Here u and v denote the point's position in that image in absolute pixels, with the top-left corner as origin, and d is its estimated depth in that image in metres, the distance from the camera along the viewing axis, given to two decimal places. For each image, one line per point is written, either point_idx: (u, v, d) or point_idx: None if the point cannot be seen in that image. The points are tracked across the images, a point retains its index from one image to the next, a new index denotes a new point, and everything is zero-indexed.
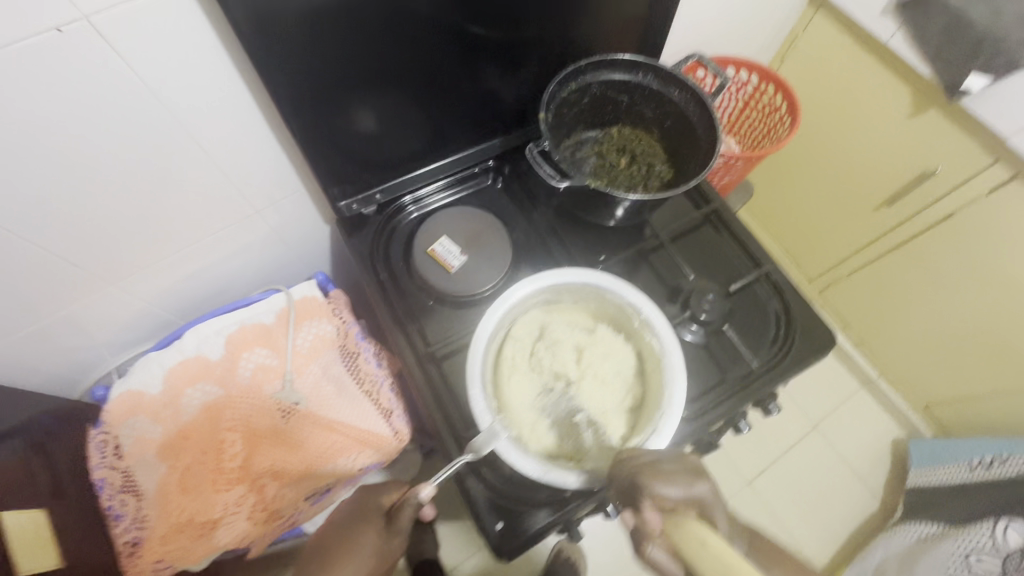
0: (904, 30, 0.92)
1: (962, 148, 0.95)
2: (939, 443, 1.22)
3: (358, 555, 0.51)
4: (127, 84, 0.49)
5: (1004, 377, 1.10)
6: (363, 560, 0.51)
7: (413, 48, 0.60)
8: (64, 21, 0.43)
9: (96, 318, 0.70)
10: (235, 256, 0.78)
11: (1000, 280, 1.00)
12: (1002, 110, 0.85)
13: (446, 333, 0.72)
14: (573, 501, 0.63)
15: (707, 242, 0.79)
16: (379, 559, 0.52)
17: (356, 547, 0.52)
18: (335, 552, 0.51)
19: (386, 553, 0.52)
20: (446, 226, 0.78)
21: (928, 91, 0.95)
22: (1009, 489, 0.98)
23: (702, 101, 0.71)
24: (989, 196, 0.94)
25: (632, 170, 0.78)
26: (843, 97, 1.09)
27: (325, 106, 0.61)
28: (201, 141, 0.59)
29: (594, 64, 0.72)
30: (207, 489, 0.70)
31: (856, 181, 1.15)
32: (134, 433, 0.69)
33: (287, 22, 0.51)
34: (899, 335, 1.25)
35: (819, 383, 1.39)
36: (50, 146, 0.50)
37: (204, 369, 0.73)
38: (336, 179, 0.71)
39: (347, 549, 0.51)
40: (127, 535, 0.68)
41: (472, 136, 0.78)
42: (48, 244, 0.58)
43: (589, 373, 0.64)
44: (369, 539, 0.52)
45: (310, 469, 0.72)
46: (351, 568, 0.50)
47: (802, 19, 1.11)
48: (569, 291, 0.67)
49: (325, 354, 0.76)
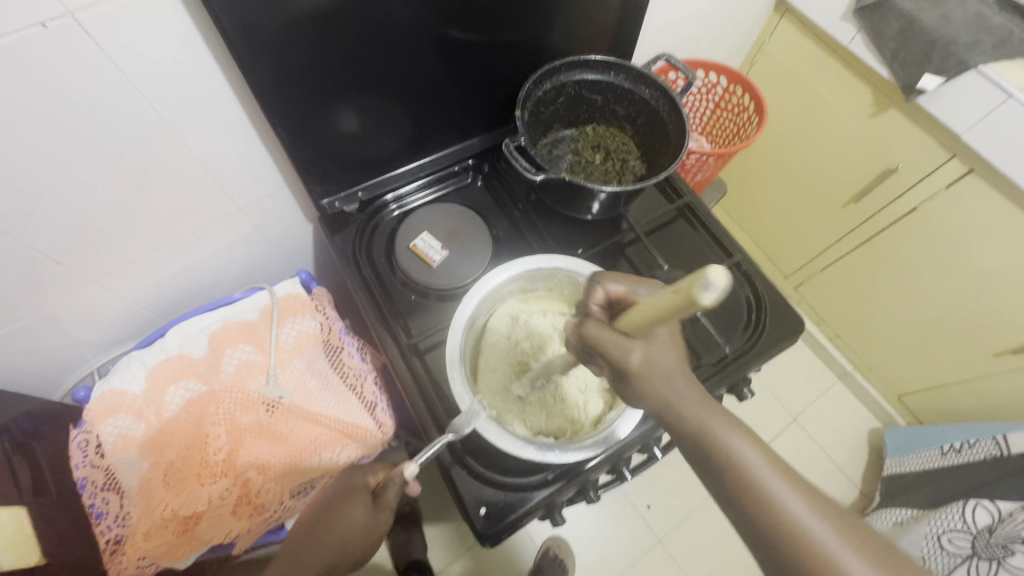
0: (863, 33, 0.97)
1: (921, 144, 0.99)
2: (911, 430, 1.27)
3: (346, 532, 0.52)
4: (112, 80, 0.51)
5: (972, 364, 1.15)
6: (349, 535, 0.52)
7: (392, 48, 0.62)
8: (50, 18, 0.44)
9: (80, 316, 0.70)
10: (218, 254, 0.79)
11: (962, 270, 1.05)
12: (954, 107, 0.89)
13: (429, 326, 0.74)
14: (556, 484, 0.64)
15: (681, 234, 0.82)
16: (366, 535, 0.53)
17: (342, 520, 0.53)
18: (324, 528, 0.52)
19: (375, 528, 0.54)
20: (426, 222, 0.80)
21: (889, 92, 1.00)
22: (979, 471, 1.01)
23: (672, 99, 0.74)
24: (947, 190, 0.99)
25: (607, 165, 0.82)
26: (808, 99, 1.14)
27: (309, 104, 0.63)
28: (184, 137, 0.60)
29: (567, 64, 0.74)
30: (191, 484, 0.69)
31: (824, 179, 1.20)
32: (116, 432, 0.69)
33: (266, 22, 0.52)
34: (873, 326, 1.29)
35: (796, 377, 1.43)
36: (38, 140, 0.51)
37: (188, 367, 0.74)
38: (318, 177, 0.73)
39: (336, 527, 0.52)
40: (110, 533, 0.68)
41: (451, 135, 0.80)
42: (28, 240, 0.58)
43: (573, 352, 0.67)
44: (357, 517, 0.53)
45: (296, 461, 0.72)
46: (336, 540, 0.52)
47: (769, 25, 1.15)
48: (542, 278, 0.69)
49: (309, 349, 0.77)
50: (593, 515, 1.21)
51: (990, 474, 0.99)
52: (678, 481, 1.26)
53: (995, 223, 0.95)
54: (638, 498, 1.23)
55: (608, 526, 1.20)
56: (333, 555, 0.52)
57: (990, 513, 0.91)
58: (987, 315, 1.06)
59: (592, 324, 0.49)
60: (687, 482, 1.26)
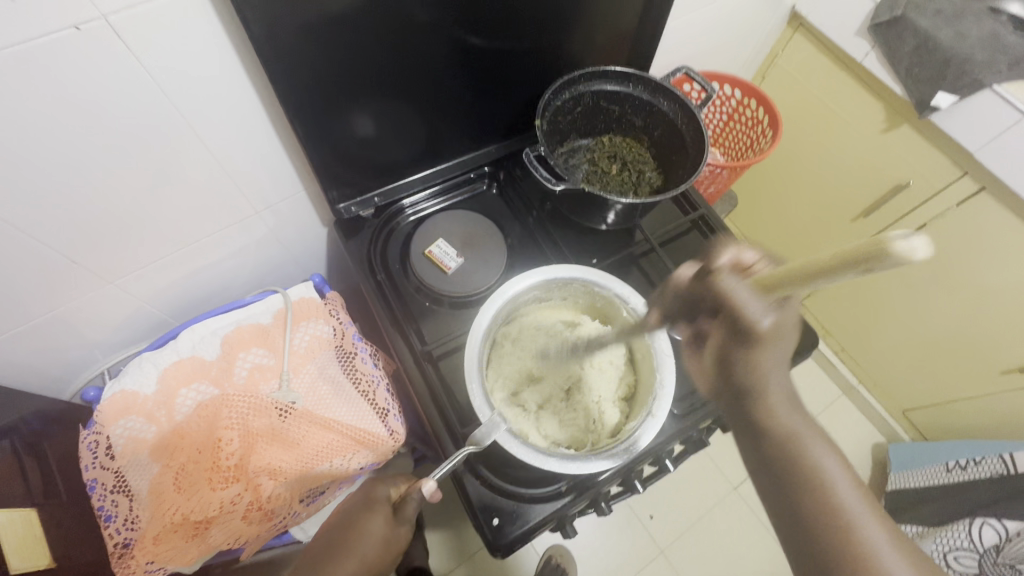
0: (877, 49, 0.97)
1: (933, 161, 0.99)
2: (916, 448, 1.26)
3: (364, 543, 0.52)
4: (140, 84, 0.51)
5: (982, 380, 1.14)
6: (370, 550, 0.52)
7: (413, 51, 0.62)
8: (83, 20, 0.44)
9: (93, 317, 0.70)
10: (231, 256, 0.78)
11: (971, 287, 1.05)
12: (968, 126, 0.90)
13: (442, 332, 0.73)
14: (567, 496, 0.63)
15: (695, 246, 0.82)
16: (385, 548, 0.53)
17: (369, 531, 0.52)
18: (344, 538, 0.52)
19: (392, 543, 0.53)
20: (441, 230, 0.80)
21: (901, 108, 1.00)
22: (987, 489, 1.01)
23: (691, 111, 0.74)
24: (959, 206, 0.99)
25: (623, 176, 0.82)
26: (819, 112, 1.14)
27: (328, 107, 0.62)
28: (205, 140, 0.60)
29: (586, 74, 0.74)
30: (203, 488, 0.68)
31: (833, 193, 1.20)
32: (126, 433, 0.69)
33: (287, 25, 0.52)
34: (878, 341, 1.30)
35: (800, 389, 1.43)
36: (59, 141, 0.51)
37: (200, 370, 0.74)
38: (335, 181, 0.73)
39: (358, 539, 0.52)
40: (118, 536, 0.66)
41: (467, 142, 0.80)
42: (48, 239, 0.58)
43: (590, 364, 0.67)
44: (378, 528, 0.53)
45: (307, 470, 0.71)
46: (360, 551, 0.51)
47: (782, 38, 1.16)
48: (558, 288, 0.69)
49: (322, 354, 0.77)
50: (596, 522, 1.21)
51: (998, 492, 0.98)
52: (682, 491, 1.26)
53: (1005, 242, 0.95)
54: (641, 508, 1.23)
55: (612, 534, 1.20)
56: (353, 567, 0.51)
57: (998, 532, 0.91)
58: (995, 332, 1.06)
59: (726, 276, 0.44)
60: (689, 493, 1.25)
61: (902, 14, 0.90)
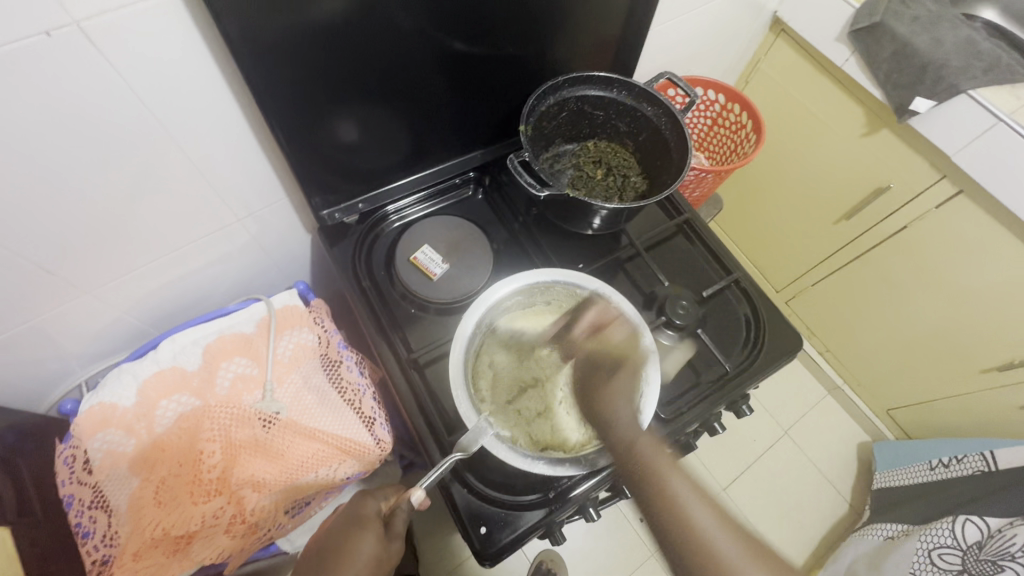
0: (856, 55, 0.98)
1: (911, 165, 1.01)
2: (900, 446, 1.28)
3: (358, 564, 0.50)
4: (116, 90, 0.50)
5: (965, 380, 1.16)
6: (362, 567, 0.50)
7: (395, 56, 0.61)
8: (55, 26, 0.43)
9: (70, 328, 0.69)
10: (213, 264, 0.77)
11: (950, 287, 1.06)
12: (945, 130, 0.91)
13: (429, 339, 0.73)
14: (556, 503, 0.63)
15: (679, 250, 0.82)
16: (378, 567, 0.51)
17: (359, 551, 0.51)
18: (335, 559, 0.50)
19: (385, 559, 0.52)
20: (427, 235, 0.79)
21: (880, 112, 1.01)
22: (970, 486, 1.02)
23: (673, 116, 0.74)
24: (937, 209, 1.01)
25: (608, 181, 0.82)
26: (801, 117, 1.16)
27: (307, 113, 0.62)
28: (183, 146, 0.59)
29: (571, 80, 0.74)
30: (184, 502, 0.67)
31: (816, 195, 1.22)
32: (104, 447, 0.67)
33: (265, 30, 0.51)
34: (860, 343, 1.32)
35: (787, 390, 1.45)
36: (31, 150, 0.49)
37: (181, 380, 0.72)
38: (318, 189, 0.72)
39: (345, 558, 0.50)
40: (96, 553, 0.65)
41: (453, 148, 0.80)
42: (22, 251, 0.57)
43: (578, 365, 0.67)
44: (368, 546, 0.51)
45: (290, 481, 0.70)
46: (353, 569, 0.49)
47: (764, 44, 1.17)
48: (542, 293, 0.69)
49: (306, 363, 0.76)
50: (587, 528, 1.21)
51: (981, 490, 0.99)
52: None
53: (983, 244, 0.97)
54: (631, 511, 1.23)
55: (602, 538, 1.20)
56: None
57: (980, 529, 0.91)
58: (978, 331, 1.07)
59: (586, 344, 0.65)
60: None
61: (880, 20, 0.91)
